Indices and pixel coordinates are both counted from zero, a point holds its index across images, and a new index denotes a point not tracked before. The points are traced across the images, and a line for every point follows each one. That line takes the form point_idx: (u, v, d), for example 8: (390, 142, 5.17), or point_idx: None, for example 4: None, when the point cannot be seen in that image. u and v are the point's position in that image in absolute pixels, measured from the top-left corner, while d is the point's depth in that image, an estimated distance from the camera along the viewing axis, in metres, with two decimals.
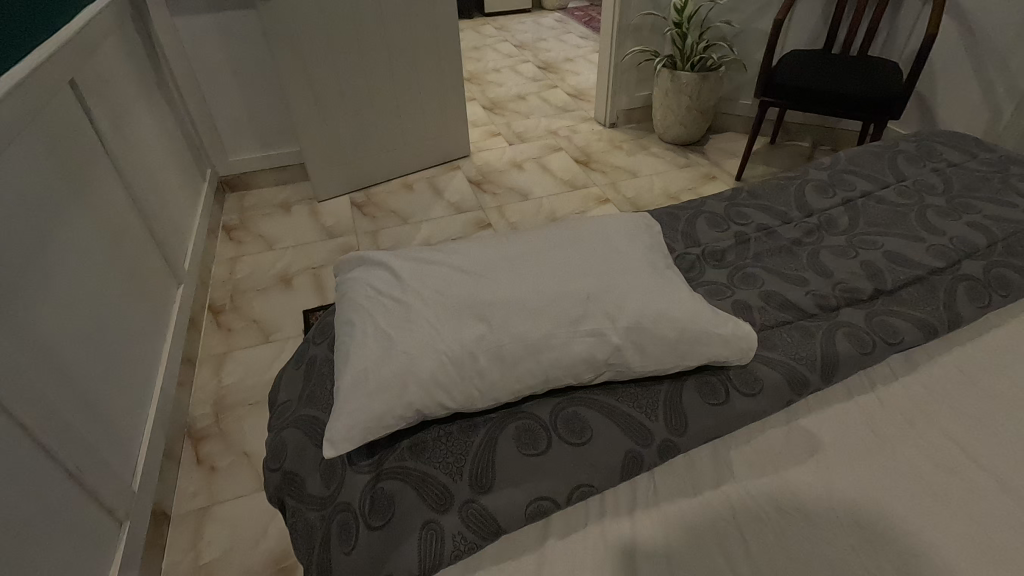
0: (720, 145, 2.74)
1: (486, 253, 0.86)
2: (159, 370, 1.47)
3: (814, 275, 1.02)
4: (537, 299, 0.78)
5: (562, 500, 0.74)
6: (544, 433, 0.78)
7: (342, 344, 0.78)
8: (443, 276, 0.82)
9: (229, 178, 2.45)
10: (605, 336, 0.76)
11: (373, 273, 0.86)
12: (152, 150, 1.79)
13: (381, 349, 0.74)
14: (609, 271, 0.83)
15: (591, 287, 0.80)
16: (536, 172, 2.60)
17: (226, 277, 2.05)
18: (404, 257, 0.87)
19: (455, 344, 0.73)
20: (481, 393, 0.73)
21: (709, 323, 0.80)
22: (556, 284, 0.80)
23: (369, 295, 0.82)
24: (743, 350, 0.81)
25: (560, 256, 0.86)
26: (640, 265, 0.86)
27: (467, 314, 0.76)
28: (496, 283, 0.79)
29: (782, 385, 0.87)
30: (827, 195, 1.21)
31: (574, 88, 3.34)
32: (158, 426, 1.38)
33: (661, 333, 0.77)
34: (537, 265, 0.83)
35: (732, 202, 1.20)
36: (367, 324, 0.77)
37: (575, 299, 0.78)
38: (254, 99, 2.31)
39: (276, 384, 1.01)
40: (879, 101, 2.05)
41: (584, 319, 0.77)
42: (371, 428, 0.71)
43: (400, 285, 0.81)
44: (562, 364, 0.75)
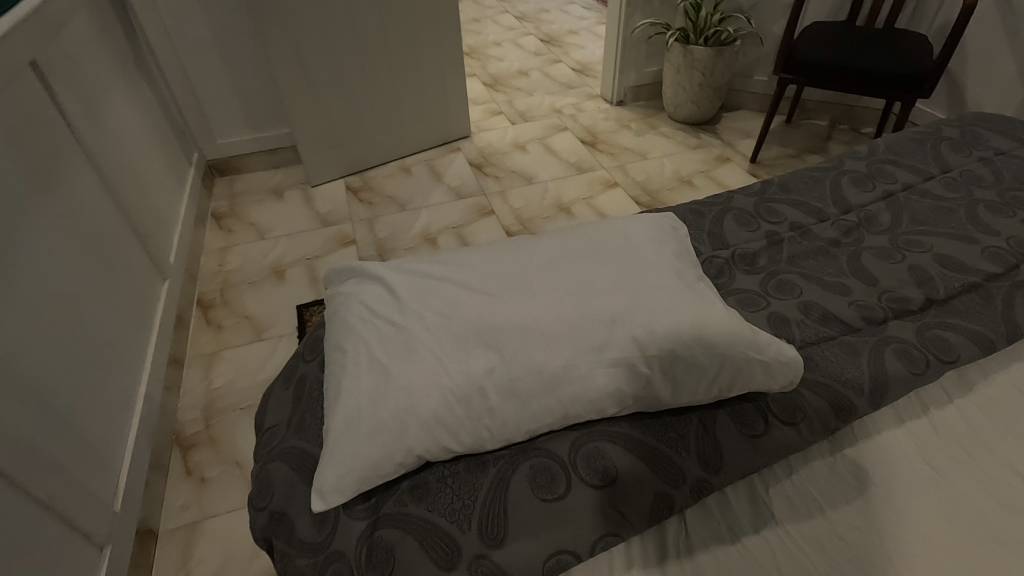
0: (734, 124, 2.61)
1: (495, 265, 0.76)
2: (143, 376, 1.38)
3: (857, 282, 0.92)
4: (554, 323, 0.68)
5: (584, 552, 0.65)
6: (563, 473, 0.69)
7: (332, 374, 0.69)
8: (446, 293, 0.72)
9: (218, 162, 2.33)
10: (632, 366, 0.67)
11: (367, 289, 0.76)
12: (131, 136, 1.67)
13: (375, 383, 0.64)
14: (635, 286, 0.73)
15: (615, 307, 0.70)
16: (540, 154, 2.48)
17: (216, 269, 1.95)
18: (401, 270, 0.77)
19: (461, 379, 0.63)
20: (493, 434, 0.64)
21: (749, 346, 0.70)
22: (576, 303, 0.70)
23: (361, 317, 0.72)
24: (789, 378, 0.71)
25: (578, 269, 0.76)
26: (669, 277, 0.76)
27: (475, 341, 0.66)
28: (507, 303, 0.70)
29: (827, 412, 0.77)
30: (865, 188, 1.10)
31: (578, 63, 3.18)
32: (142, 436, 1.29)
33: (694, 360, 0.68)
34: (553, 281, 0.73)
35: (763, 197, 1.09)
36: (359, 352, 0.68)
37: (597, 322, 0.68)
38: (241, 78, 2.17)
39: (263, 404, 0.92)
40: (909, 79, 1.92)
41: (608, 347, 0.67)
42: (366, 477, 0.62)
43: (397, 305, 0.71)
44: (583, 400, 0.66)
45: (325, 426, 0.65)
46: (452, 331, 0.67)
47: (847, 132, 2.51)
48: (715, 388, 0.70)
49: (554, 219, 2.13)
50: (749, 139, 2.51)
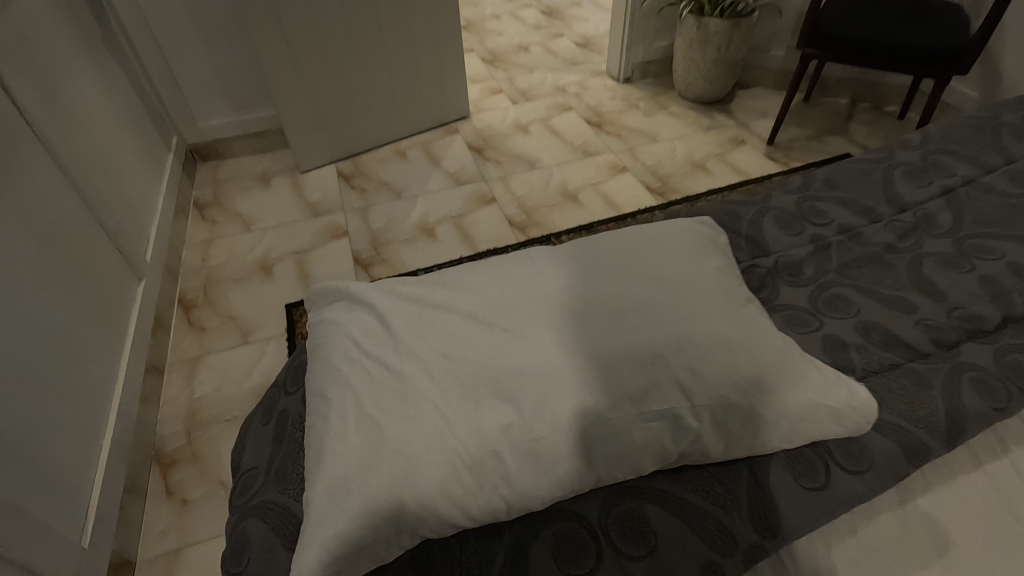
0: (749, 103, 2.46)
1: (507, 290, 0.65)
2: (115, 389, 1.27)
3: (921, 297, 0.80)
4: (583, 367, 0.56)
5: None
6: (593, 543, 0.58)
7: (314, 429, 0.57)
8: (451, 328, 0.60)
9: (200, 147, 2.18)
10: (678, 419, 0.55)
11: (356, 319, 0.64)
12: (99, 123, 1.53)
13: (364, 446, 0.52)
14: (678, 315, 0.61)
15: (655, 343, 0.58)
16: (543, 136, 2.33)
17: (199, 265, 1.82)
18: (396, 296, 0.65)
19: (471, 441, 0.52)
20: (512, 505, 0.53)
21: (811, 389, 0.59)
22: (608, 340, 0.58)
23: (348, 356, 0.60)
24: (859, 426, 0.61)
25: (607, 292, 0.64)
26: (715, 300, 0.64)
27: (488, 391, 0.54)
28: (525, 341, 0.58)
29: (897, 458, 0.66)
30: (920, 183, 0.97)
31: (581, 37, 3.01)
32: (115, 458, 1.19)
33: (750, 411, 0.57)
34: (578, 311, 0.61)
35: (805, 194, 0.97)
36: (345, 404, 0.56)
37: (634, 364, 0.57)
38: (221, 56, 2.01)
39: (240, 442, 0.81)
40: (945, 55, 1.78)
41: (648, 396, 0.55)
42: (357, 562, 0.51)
43: (391, 343, 0.60)
44: (620, 459, 0.54)
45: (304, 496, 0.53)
46: (460, 379, 0.55)
47: (870, 111, 2.36)
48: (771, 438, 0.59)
49: (560, 207, 2.00)
50: (765, 119, 2.37)
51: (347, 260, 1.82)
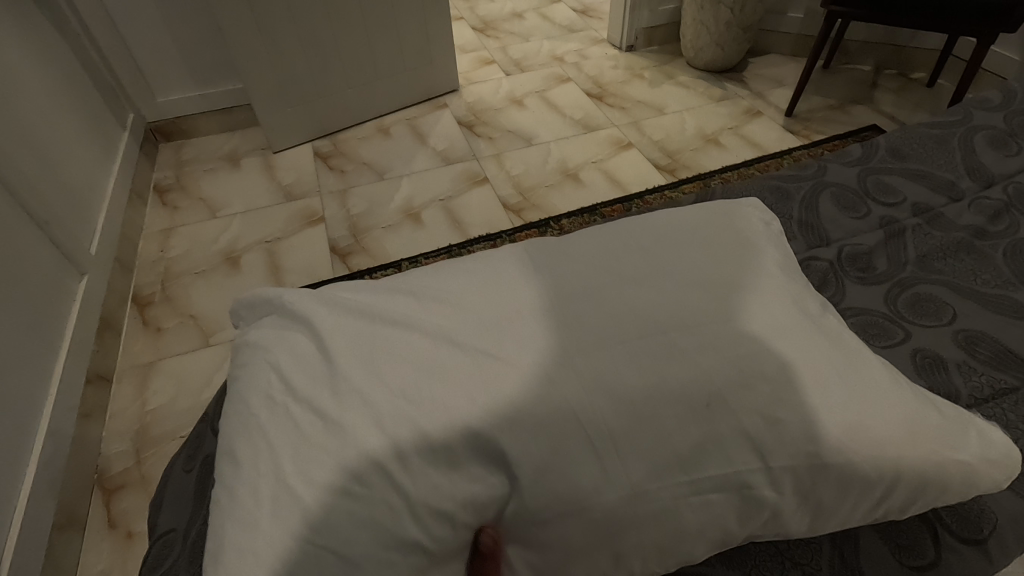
0: (764, 71, 2.26)
1: (490, 302, 0.50)
2: (47, 405, 1.09)
3: None
4: (598, 415, 0.42)
5: None
6: None
7: (219, 502, 0.43)
8: (413, 357, 0.45)
9: (161, 126, 1.97)
10: (748, 490, 0.43)
11: (288, 342, 0.49)
12: (26, 96, 1.33)
13: (286, 535, 0.38)
14: (714, 327, 0.46)
15: (696, 380, 0.44)
16: (539, 109, 2.13)
17: (157, 256, 1.63)
18: (340, 309, 0.50)
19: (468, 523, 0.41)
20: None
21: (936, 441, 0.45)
22: (623, 372, 0.44)
23: (272, 397, 0.46)
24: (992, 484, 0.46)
25: (624, 301, 0.49)
26: (770, 311, 0.49)
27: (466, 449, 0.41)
28: (514, 376, 0.43)
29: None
30: (1007, 151, 0.79)
31: (579, 2, 2.78)
32: (44, 489, 1.02)
33: (841, 475, 0.43)
34: (585, 330, 0.47)
35: (867, 168, 0.79)
36: (261, 468, 0.42)
37: (679, 413, 0.43)
38: (179, 22, 1.80)
39: (158, 494, 0.63)
40: (992, 10, 1.59)
41: (694, 460, 0.42)
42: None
43: (329, 378, 0.45)
44: (668, 542, 0.43)
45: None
46: (419, 428, 0.41)
47: (895, 78, 2.17)
48: (870, 510, 0.45)
49: (559, 186, 1.81)
50: (781, 88, 2.17)
51: (323, 250, 1.63)
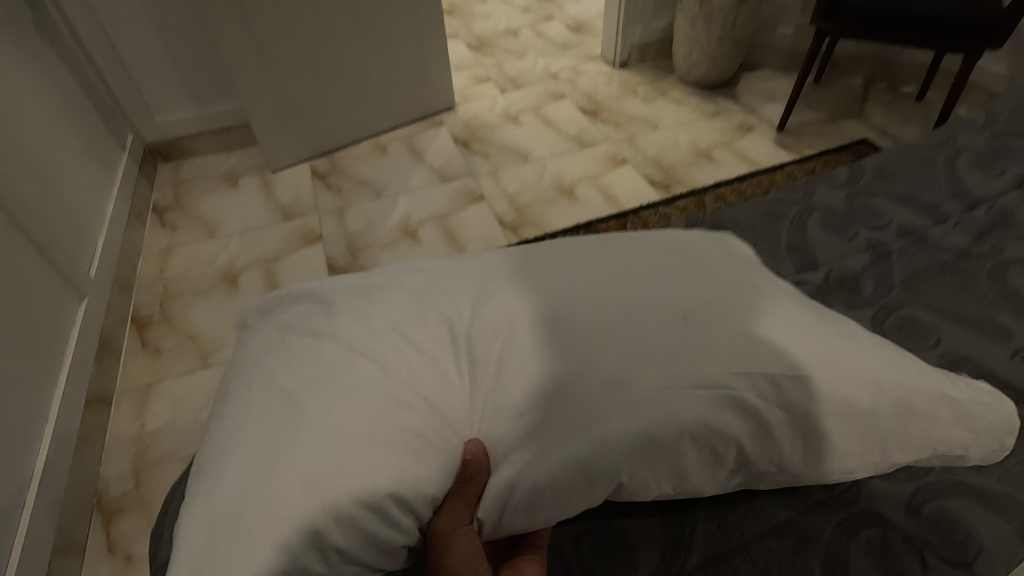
0: (756, 86, 2.28)
1: (476, 266, 0.63)
2: (47, 429, 1.10)
3: (1014, 318, 0.64)
4: (574, 323, 0.52)
5: None
6: None
7: (228, 417, 0.54)
8: (414, 300, 0.58)
9: (160, 146, 1.99)
10: (740, 399, 0.49)
11: (303, 306, 0.62)
12: (26, 120, 1.34)
13: (322, 411, 0.49)
14: (630, 269, 0.58)
15: (665, 301, 0.54)
16: (534, 126, 2.15)
17: (156, 276, 1.64)
18: (351, 281, 0.64)
19: (450, 419, 0.50)
20: (543, 509, 0.49)
21: (934, 389, 0.52)
22: (575, 298, 0.55)
23: (274, 341, 0.59)
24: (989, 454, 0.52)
25: (593, 257, 0.61)
26: (719, 264, 0.60)
27: (428, 360, 0.53)
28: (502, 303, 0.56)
29: (1013, 540, 0.50)
30: (990, 172, 0.81)
31: (573, 19, 2.83)
32: (43, 514, 1.02)
33: (818, 389, 0.50)
34: (559, 274, 0.58)
35: (854, 192, 0.80)
36: (265, 384, 0.54)
37: (657, 321, 0.52)
38: (178, 44, 1.83)
39: (160, 525, 0.63)
40: (977, 27, 1.62)
41: (678, 356, 0.50)
42: (369, 548, 0.47)
43: (347, 314, 0.57)
44: (656, 447, 0.49)
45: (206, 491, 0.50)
46: (392, 345, 0.53)
47: (886, 92, 2.20)
48: (865, 447, 0.51)
49: (555, 203, 1.83)
50: (773, 103, 2.20)
51: (320, 269, 1.64)
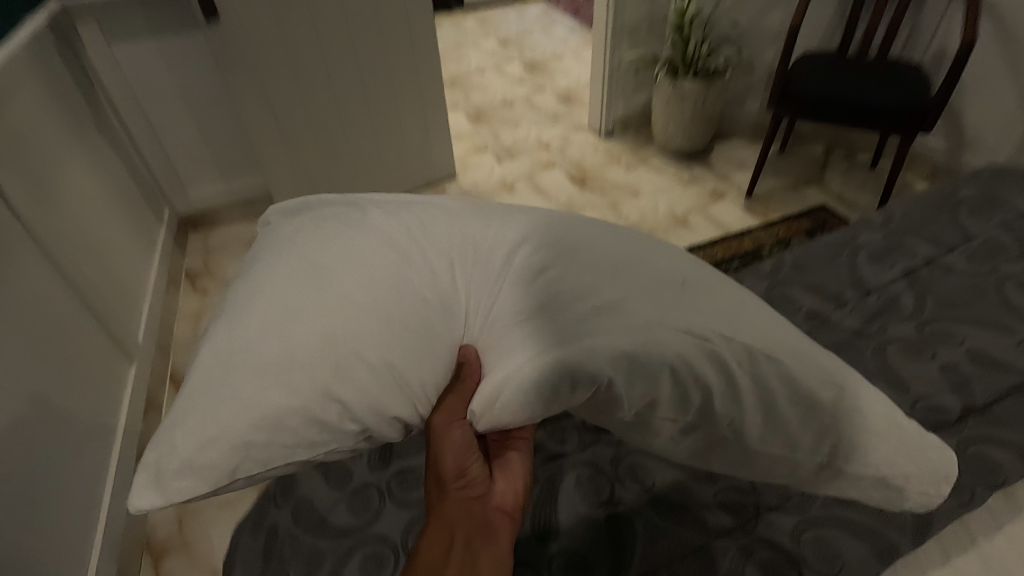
0: (728, 153, 2.53)
1: (498, 209, 0.73)
2: (107, 480, 1.28)
3: (886, 388, 0.84)
4: (584, 254, 0.63)
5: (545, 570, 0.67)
6: None
7: (265, 281, 0.63)
8: (443, 223, 0.68)
9: (191, 217, 2.22)
10: (721, 359, 0.59)
11: (344, 210, 0.71)
12: (90, 207, 1.56)
13: (365, 291, 0.59)
14: (622, 231, 0.71)
15: (658, 264, 0.65)
16: (528, 194, 2.39)
17: (190, 337, 1.83)
18: (389, 202, 0.73)
19: (452, 315, 0.61)
20: (522, 410, 0.53)
21: (891, 422, 0.63)
22: (588, 240, 0.66)
23: (310, 231, 0.68)
24: (934, 501, 0.64)
25: (600, 222, 0.71)
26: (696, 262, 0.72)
27: (444, 270, 0.63)
28: (520, 229, 0.66)
29: (870, 560, 0.67)
30: (883, 265, 1.02)
31: (563, 90, 3.11)
32: (106, 555, 1.19)
33: (783, 366, 0.62)
34: (569, 221, 0.69)
35: (776, 282, 1.02)
36: (298, 259, 0.63)
37: (660, 280, 0.63)
38: (212, 129, 2.07)
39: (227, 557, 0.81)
40: (908, 115, 1.86)
41: (663, 299, 0.61)
42: (368, 413, 0.56)
43: (388, 225, 0.67)
44: (638, 368, 0.55)
45: (235, 331, 0.59)
46: (417, 250, 0.64)
47: (843, 159, 2.44)
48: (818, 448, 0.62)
49: None
50: (743, 170, 2.44)
51: None
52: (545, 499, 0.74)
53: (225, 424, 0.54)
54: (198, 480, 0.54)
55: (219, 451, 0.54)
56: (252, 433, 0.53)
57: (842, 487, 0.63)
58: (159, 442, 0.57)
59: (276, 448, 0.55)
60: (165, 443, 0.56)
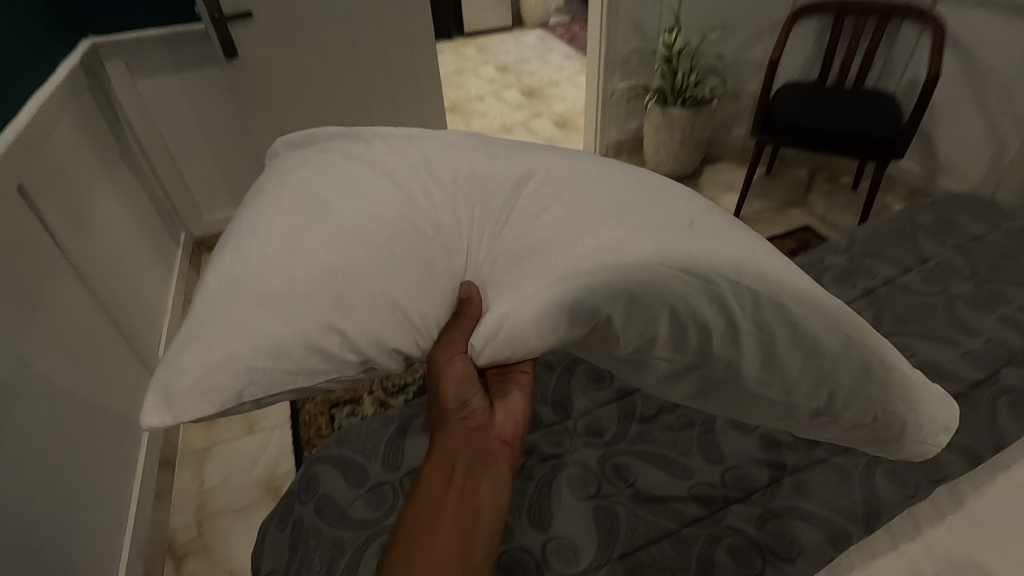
0: (716, 177, 2.66)
1: (503, 147, 0.72)
2: (134, 487, 1.37)
3: None
4: (587, 195, 0.64)
5: (538, 553, 0.77)
6: (533, 566, 0.75)
7: (269, 211, 0.63)
8: (448, 162, 0.68)
9: (205, 239, 2.33)
10: (716, 296, 0.60)
11: (350, 146, 0.71)
12: (117, 233, 1.67)
13: (367, 225, 0.60)
14: (630, 170, 0.70)
15: (663, 202, 0.65)
16: None
17: None
18: (394, 137, 0.73)
19: (452, 254, 0.63)
20: (517, 343, 0.59)
21: (890, 366, 0.66)
22: (590, 179, 0.66)
23: (316, 166, 0.68)
24: (929, 448, 0.70)
25: (605, 163, 0.71)
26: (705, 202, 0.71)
27: (445, 209, 0.64)
28: (525, 172, 0.67)
29: (824, 544, 0.76)
30: (846, 286, 1.14)
31: (559, 116, 3.25)
32: (134, 557, 1.28)
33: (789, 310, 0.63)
34: (574, 162, 0.69)
35: None
36: (303, 192, 0.64)
37: (664, 216, 0.63)
38: (228, 156, 2.19)
39: (257, 548, 0.91)
40: (881, 142, 1.97)
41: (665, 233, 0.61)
42: (369, 344, 0.56)
43: (393, 164, 0.67)
44: (635, 306, 0.58)
45: (238, 256, 0.60)
46: (419, 189, 0.65)
47: (827, 182, 2.57)
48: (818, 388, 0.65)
49: None
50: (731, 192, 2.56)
51: None
52: (540, 493, 0.84)
53: (229, 349, 0.54)
54: (204, 403, 0.55)
55: (225, 374, 0.54)
56: (257, 360, 0.54)
57: (843, 426, 0.68)
58: (164, 364, 0.57)
59: (280, 374, 0.55)
60: (169, 367, 0.57)
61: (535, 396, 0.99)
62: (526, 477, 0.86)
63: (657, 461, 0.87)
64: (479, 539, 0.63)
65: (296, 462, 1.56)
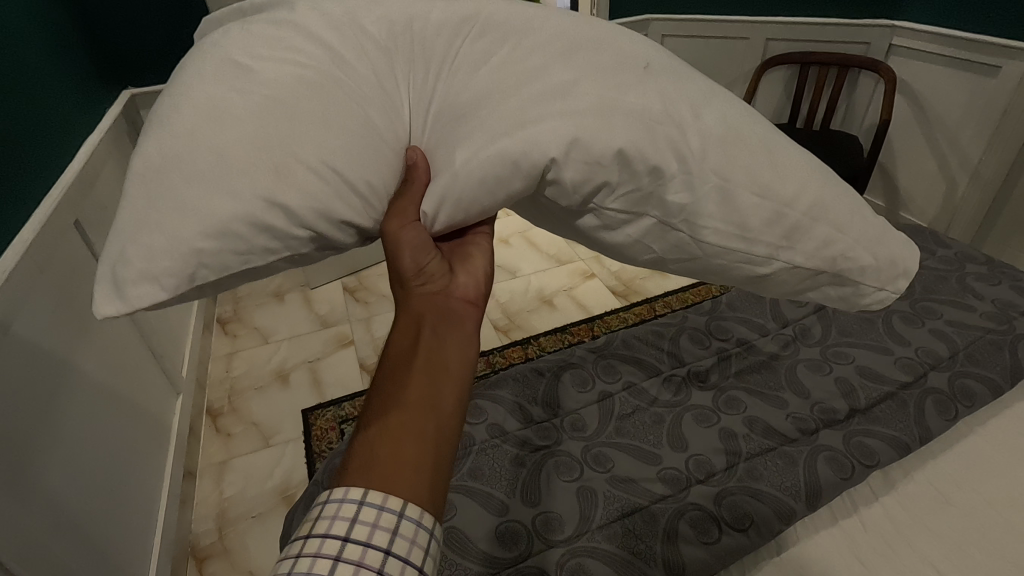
0: None
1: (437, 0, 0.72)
2: (162, 493, 1.50)
3: (792, 395, 1.10)
4: (528, 55, 0.68)
5: (528, 524, 0.91)
6: (525, 535, 0.89)
7: (190, 79, 0.64)
8: (385, 24, 0.70)
9: None
10: (676, 143, 0.65)
11: (270, 12, 0.70)
12: None
13: (301, 88, 0.63)
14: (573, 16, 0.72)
15: (614, 46, 0.69)
16: (523, 248, 2.68)
17: (223, 375, 2.06)
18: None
19: (391, 120, 0.69)
20: (470, 203, 0.67)
21: (855, 213, 0.72)
22: (526, 36, 0.69)
23: (235, 32, 0.68)
24: (888, 295, 0.76)
25: (532, 10, 0.72)
26: (649, 44, 0.73)
27: (376, 78, 0.68)
28: (464, 29, 0.70)
29: (771, 517, 0.90)
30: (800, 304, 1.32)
31: None
32: (163, 555, 1.40)
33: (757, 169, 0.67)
34: (519, 10, 0.71)
35: (713, 316, 1.34)
36: (225, 58, 0.64)
37: (621, 61, 0.68)
38: None
39: (286, 527, 1.04)
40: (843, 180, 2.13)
41: (612, 75, 0.66)
42: (316, 217, 0.61)
43: (321, 27, 0.68)
44: (592, 155, 0.63)
45: (166, 125, 0.61)
46: (350, 52, 0.67)
47: None
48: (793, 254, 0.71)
49: (537, 311, 2.27)
50: None
51: (354, 367, 2.07)
52: (530, 477, 0.98)
53: (171, 235, 0.57)
54: (153, 290, 0.57)
55: (173, 259, 0.57)
56: (203, 242, 0.57)
57: (808, 250, 0.70)
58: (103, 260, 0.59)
59: (230, 254, 0.59)
60: (112, 256, 0.59)
61: (527, 397, 1.14)
62: (518, 463, 1.01)
63: (632, 451, 1.02)
64: (448, 381, 0.65)
65: (309, 472, 1.69)
